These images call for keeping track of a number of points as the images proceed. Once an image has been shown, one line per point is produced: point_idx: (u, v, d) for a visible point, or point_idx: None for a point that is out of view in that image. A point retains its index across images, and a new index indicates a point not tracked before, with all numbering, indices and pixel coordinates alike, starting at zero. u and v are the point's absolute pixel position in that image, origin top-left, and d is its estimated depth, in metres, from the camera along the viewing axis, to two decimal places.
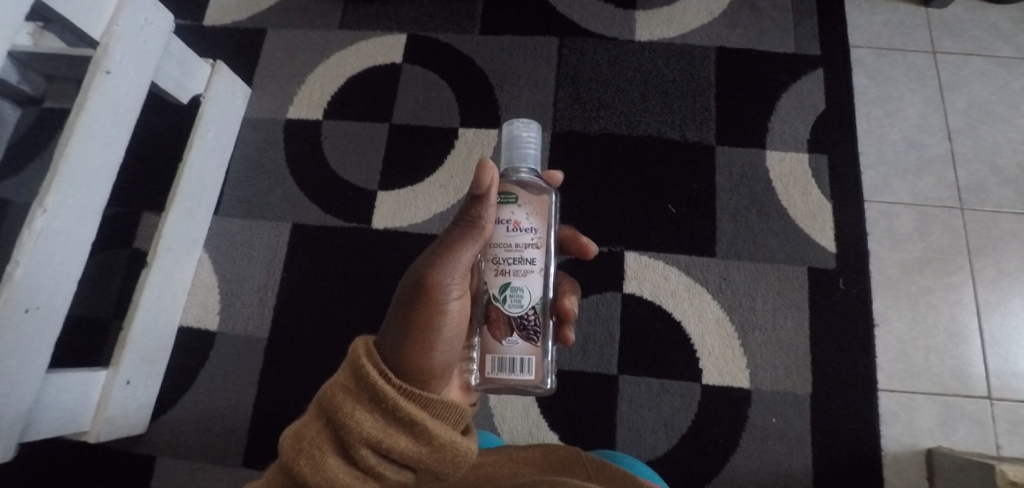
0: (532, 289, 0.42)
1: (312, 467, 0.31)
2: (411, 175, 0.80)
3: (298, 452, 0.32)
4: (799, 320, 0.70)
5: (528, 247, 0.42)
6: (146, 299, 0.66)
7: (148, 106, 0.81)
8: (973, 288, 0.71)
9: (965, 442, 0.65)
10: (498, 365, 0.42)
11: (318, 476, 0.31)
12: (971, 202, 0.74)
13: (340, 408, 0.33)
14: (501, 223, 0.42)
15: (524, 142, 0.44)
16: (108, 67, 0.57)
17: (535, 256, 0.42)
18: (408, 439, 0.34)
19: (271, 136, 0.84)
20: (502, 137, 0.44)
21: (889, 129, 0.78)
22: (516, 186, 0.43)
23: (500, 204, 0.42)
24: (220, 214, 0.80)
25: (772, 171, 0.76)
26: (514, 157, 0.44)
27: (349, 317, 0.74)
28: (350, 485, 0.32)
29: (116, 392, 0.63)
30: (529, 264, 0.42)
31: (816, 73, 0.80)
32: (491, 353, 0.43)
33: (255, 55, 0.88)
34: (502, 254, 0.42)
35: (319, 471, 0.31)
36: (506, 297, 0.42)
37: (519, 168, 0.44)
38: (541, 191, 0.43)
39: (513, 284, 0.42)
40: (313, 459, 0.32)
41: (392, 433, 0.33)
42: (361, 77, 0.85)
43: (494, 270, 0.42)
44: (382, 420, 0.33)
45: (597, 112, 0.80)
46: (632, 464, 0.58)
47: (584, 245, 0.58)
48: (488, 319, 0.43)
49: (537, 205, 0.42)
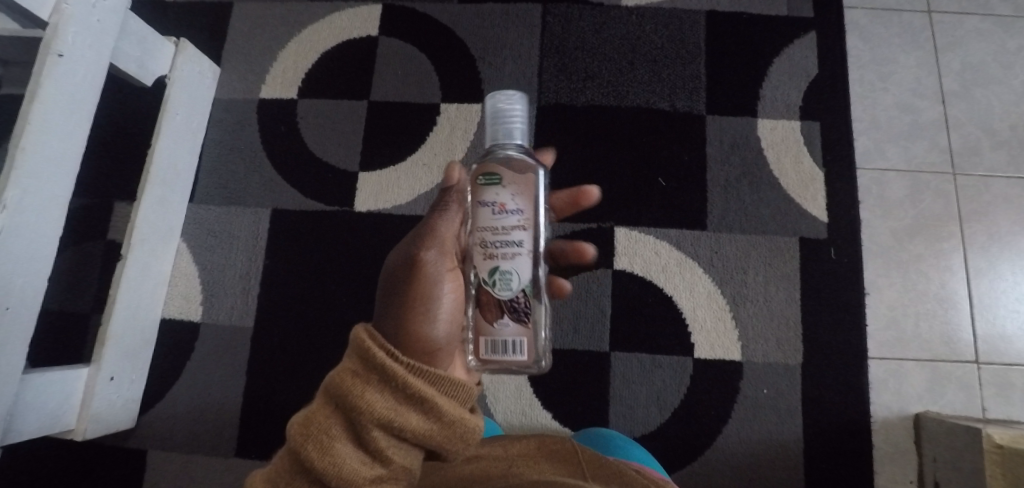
0: (521, 271, 0.40)
1: (321, 452, 0.30)
2: (393, 154, 0.77)
3: (306, 437, 0.31)
4: (790, 291, 0.69)
5: (515, 229, 0.40)
6: (123, 293, 0.64)
7: (111, 89, 0.76)
8: (963, 254, 0.70)
9: (952, 406, 0.66)
10: (491, 348, 0.41)
11: (328, 461, 0.30)
12: (963, 167, 0.73)
13: (349, 390, 0.32)
14: (486, 205, 0.41)
15: (511, 119, 0.41)
16: (60, 49, 0.53)
17: (523, 237, 0.40)
18: (417, 416, 0.33)
19: (244, 117, 0.80)
20: (486, 113, 0.42)
21: (883, 93, 0.76)
22: (501, 167, 0.41)
23: (484, 186, 0.41)
24: (195, 202, 0.77)
25: (763, 140, 0.74)
26: (500, 134, 0.42)
27: (335, 303, 0.72)
28: (360, 468, 0.30)
29: (99, 388, 0.62)
30: (517, 247, 0.40)
31: (809, 36, 0.78)
32: (483, 336, 0.41)
33: (222, 31, 0.83)
34: (489, 237, 0.40)
35: (328, 456, 0.30)
36: (496, 281, 0.40)
37: (506, 145, 0.42)
38: (528, 171, 0.42)
39: (501, 267, 0.40)
40: (322, 443, 0.31)
41: (402, 411, 0.32)
42: (336, 52, 0.81)
43: (482, 254, 0.41)
44: (391, 399, 0.32)
45: (584, 83, 0.77)
46: (627, 448, 0.58)
47: (585, 193, 0.60)
48: (479, 303, 0.41)
49: (524, 184, 0.41)
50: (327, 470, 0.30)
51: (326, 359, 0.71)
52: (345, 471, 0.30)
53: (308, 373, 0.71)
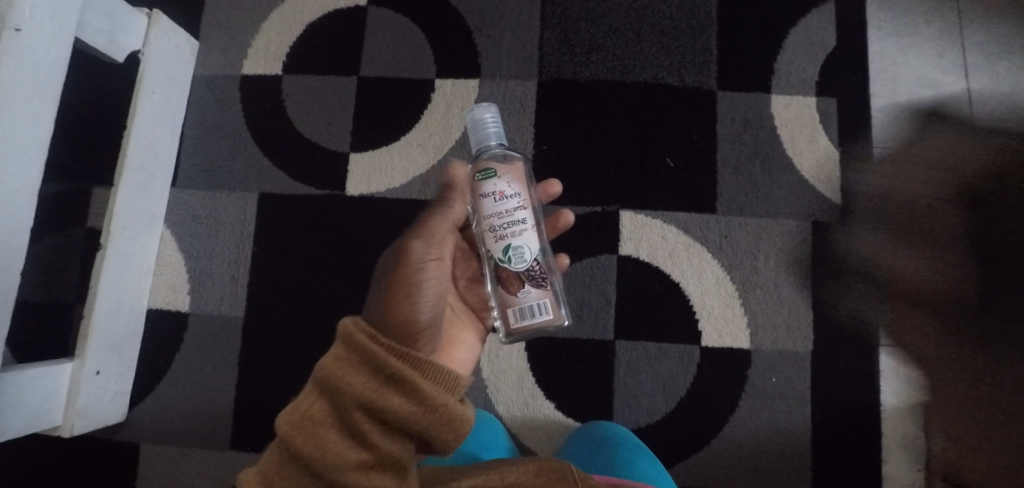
0: (531, 244, 0.41)
1: (306, 436, 0.29)
2: (385, 133, 0.73)
3: (292, 424, 0.30)
4: (801, 277, 0.67)
5: (517, 210, 0.41)
6: (105, 285, 0.61)
7: (81, 65, 0.71)
8: (981, 237, 0.68)
9: (963, 394, 0.64)
10: (519, 316, 0.42)
11: (313, 446, 0.29)
12: (985, 146, 0.70)
13: (334, 372, 0.31)
14: (486, 196, 0.41)
15: (485, 124, 0.42)
16: (18, 23, 0.48)
17: (526, 215, 0.41)
18: (401, 398, 0.31)
19: (226, 95, 0.75)
20: (466, 124, 0.43)
21: (904, 67, 0.72)
22: (493, 162, 0.42)
23: (481, 181, 0.41)
24: (178, 186, 0.73)
25: (777, 118, 0.70)
26: (481, 139, 0.43)
27: (327, 292, 0.69)
28: (344, 454, 0.29)
29: (86, 383, 0.60)
30: (523, 224, 0.41)
31: (827, 5, 0.73)
32: (509, 307, 0.42)
33: (199, 0, 0.77)
34: (497, 222, 0.41)
35: (313, 440, 0.29)
36: (510, 258, 0.41)
37: (490, 147, 0.43)
38: (515, 160, 0.43)
39: (512, 244, 0.41)
40: (307, 428, 0.30)
41: (386, 394, 0.31)
42: (322, 23, 0.75)
43: (492, 237, 0.41)
44: (376, 382, 0.31)
45: (587, 57, 0.72)
46: (631, 469, 0.55)
47: (549, 187, 0.60)
48: (499, 279, 0.42)
49: (515, 171, 0.42)
50: (313, 455, 0.29)
51: (321, 351, 0.68)
52: (329, 454, 0.29)
53: (302, 365, 0.68)
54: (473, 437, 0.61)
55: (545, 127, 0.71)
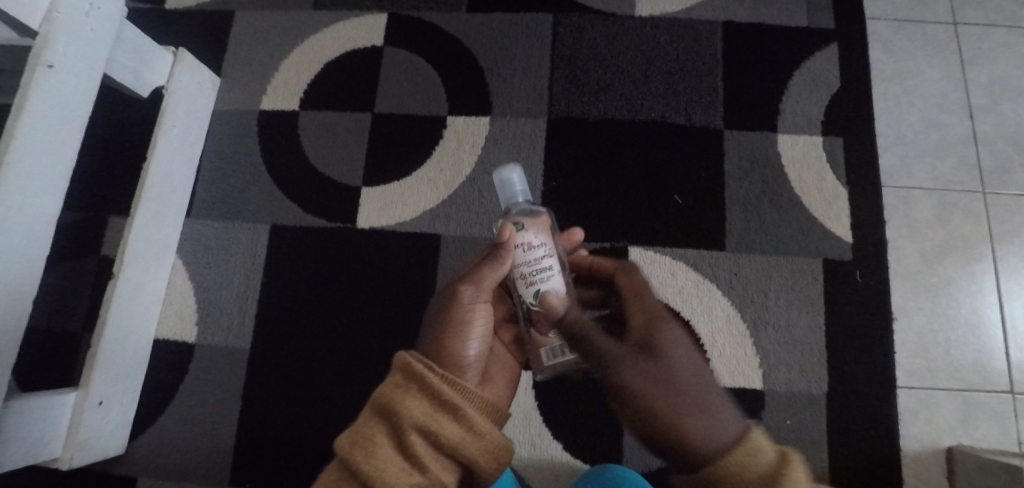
0: (559, 290, 0.43)
1: (365, 456, 0.31)
2: (398, 168, 0.74)
3: (354, 445, 0.32)
4: (813, 316, 0.66)
5: (544, 258, 0.43)
6: (115, 314, 0.61)
7: (107, 99, 0.74)
8: (994, 276, 0.67)
9: (987, 440, 0.62)
10: (551, 355, 0.45)
11: (371, 464, 0.31)
12: (994, 186, 0.70)
13: (395, 395, 0.34)
14: (516, 248, 0.43)
15: (511, 184, 0.45)
16: (50, 60, 0.51)
17: (553, 264, 0.43)
18: (452, 425, 0.33)
19: (244, 129, 0.77)
20: (494, 185, 0.46)
21: (908, 108, 0.73)
22: (521, 216, 0.43)
23: (510, 234, 0.43)
24: (192, 217, 0.75)
25: (784, 156, 0.71)
26: (508, 198, 0.45)
27: (334, 324, 0.69)
28: (399, 476, 0.31)
29: (88, 414, 0.59)
30: (550, 272, 0.43)
31: (830, 48, 0.75)
32: (542, 346, 0.46)
33: (223, 39, 0.81)
34: (525, 270, 0.43)
35: (371, 459, 0.31)
36: (539, 304, 0.43)
37: (516, 204, 0.45)
38: (541, 213, 0.44)
39: (541, 291, 0.42)
40: (367, 448, 0.32)
41: (439, 419, 0.33)
42: (339, 62, 0.78)
43: (522, 283, 0.43)
44: (429, 408, 0.33)
45: (596, 96, 0.74)
46: None
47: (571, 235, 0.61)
48: (532, 321, 0.45)
49: (541, 225, 0.43)
50: (371, 474, 0.30)
51: (325, 385, 0.67)
52: (385, 476, 0.30)
53: (306, 399, 0.67)
54: None
55: (554, 164, 0.72)
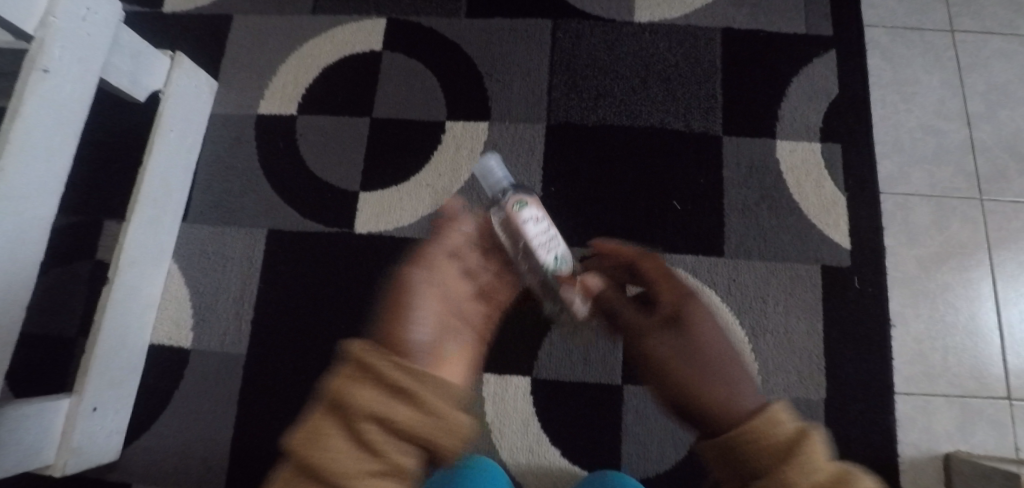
0: (560, 252, 0.47)
1: (310, 453, 0.24)
2: (396, 173, 0.74)
3: (300, 444, 0.25)
4: (812, 322, 0.66)
5: (548, 227, 0.45)
6: (110, 319, 0.60)
7: (104, 103, 0.73)
8: (992, 283, 0.67)
9: (985, 447, 0.62)
10: None
11: (318, 457, 0.24)
12: (991, 193, 0.70)
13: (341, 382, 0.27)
14: (525, 222, 0.44)
15: (494, 171, 0.47)
16: (46, 64, 0.50)
17: (553, 230, 0.46)
18: (414, 404, 0.27)
19: (241, 133, 0.77)
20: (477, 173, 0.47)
21: (906, 115, 0.74)
22: (519, 194, 0.45)
23: (518, 210, 0.44)
24: (189, 221, 0.74)
25: (782, 162, 0.71)
26: (492, 183, 0.47)
27: (332, 330, 0.69)
28: (357, 468, 0.23)
29: (82, 420, 0.58)
30: (554, 238, 0.46)
31: (828, 55, 0.75)
32: None
33: (220, 44, 0.80)
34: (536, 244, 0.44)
35: (317, 455, 0.24)
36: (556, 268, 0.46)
37: (501, 186, 0.47)
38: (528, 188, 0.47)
39: (556, 255, 0.46)
40: (312, 443, 0.24)
41: (395, 400, 0.26)
42: (338, 66, 0.78)
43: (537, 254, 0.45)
44: (383, 390, 0.27)
45: (594, 102, 0.74)
46: None
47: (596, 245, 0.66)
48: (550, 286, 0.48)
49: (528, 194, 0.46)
50: (320, 471, 0.23)
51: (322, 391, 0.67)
52: (337, 469, 0.23)
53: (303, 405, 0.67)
54: (479, 478, 0.57)
55: (553, 169, 0.72)
